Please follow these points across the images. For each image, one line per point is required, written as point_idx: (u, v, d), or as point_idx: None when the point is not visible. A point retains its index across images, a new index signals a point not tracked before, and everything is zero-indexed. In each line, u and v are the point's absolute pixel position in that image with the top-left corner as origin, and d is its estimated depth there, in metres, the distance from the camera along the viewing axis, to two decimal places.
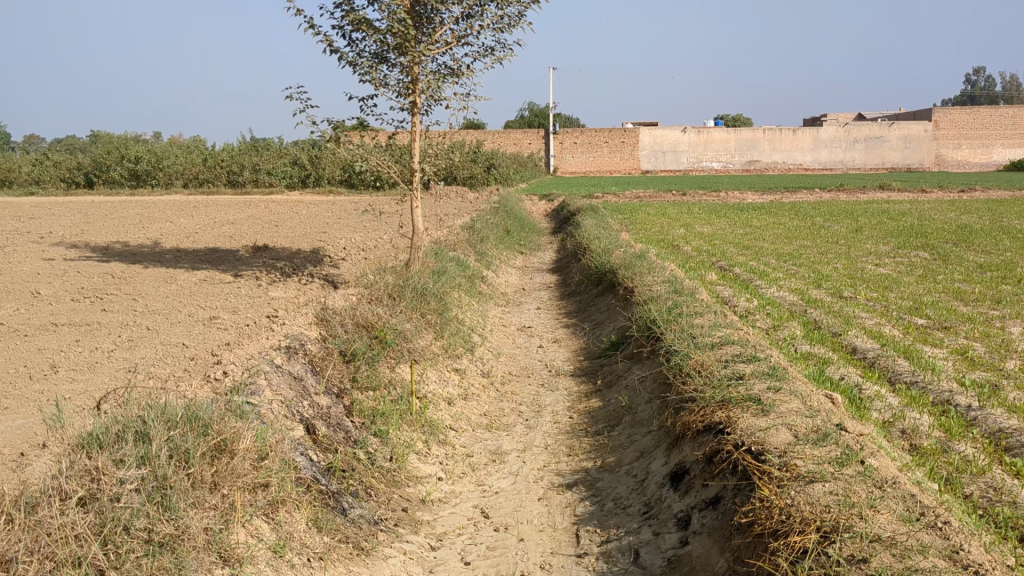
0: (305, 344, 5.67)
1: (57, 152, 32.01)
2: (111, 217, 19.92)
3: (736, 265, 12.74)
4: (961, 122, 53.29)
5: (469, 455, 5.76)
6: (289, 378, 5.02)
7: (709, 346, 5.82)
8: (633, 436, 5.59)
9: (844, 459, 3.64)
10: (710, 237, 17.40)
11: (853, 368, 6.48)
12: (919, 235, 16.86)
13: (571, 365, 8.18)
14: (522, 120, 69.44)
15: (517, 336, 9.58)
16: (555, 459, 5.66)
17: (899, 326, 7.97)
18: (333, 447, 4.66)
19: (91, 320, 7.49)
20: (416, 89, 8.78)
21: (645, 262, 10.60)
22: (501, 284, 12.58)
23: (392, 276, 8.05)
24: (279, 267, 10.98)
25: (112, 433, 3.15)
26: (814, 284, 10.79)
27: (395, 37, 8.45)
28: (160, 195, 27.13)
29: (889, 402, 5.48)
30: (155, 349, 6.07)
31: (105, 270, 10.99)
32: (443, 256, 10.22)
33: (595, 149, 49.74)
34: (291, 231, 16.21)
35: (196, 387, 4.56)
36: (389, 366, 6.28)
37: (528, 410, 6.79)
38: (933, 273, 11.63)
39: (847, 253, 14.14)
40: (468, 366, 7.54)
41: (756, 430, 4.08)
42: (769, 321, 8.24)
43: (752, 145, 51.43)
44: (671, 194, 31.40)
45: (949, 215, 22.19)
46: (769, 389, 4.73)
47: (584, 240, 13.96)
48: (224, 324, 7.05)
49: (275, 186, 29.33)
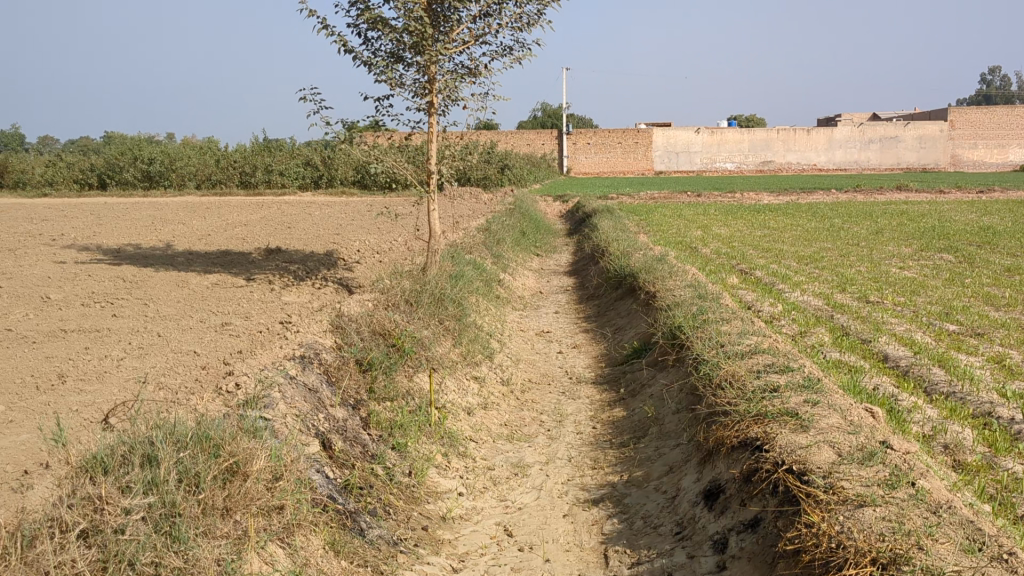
0: (320, 353, 5.48)
1: (70, 153, 32.02)
2: (122, 218, 19.81)
3: (757, 268, 12.51)
4: (977, 121, 52.82)
5: (491, 468, 5.55)
6: (303, 390, 4.83)
7: (739, 355, 5.60)
8: (661, 449, 5.37)
9: (894, 482, 3.42)
10: (728, 238, 17.17)
11: (887, 377, 6.24)
12: (940, 237, 16.59)
13: (592, 372, 7.97)
14: (535, 121, 69.25)
15: (536, 341, 9.37)
16: (579, 472, 5.45)
17: (930, 333, 7.72)
18: (349, 462, 4.47)
19: (101, 326, 7.33)
20: (433, 89, 8.59)
21: (665, 265, 10.39)
22: (518, 286, 12.39)
23: (408, 280, 7.86)
24: (292, 271, 10.82)
25: (117, 456, 2.96)
26: (839, 287, 10.56)
27: (411, 36, 8.27)
28: (173, 196, 27.04)
29: (928, 414, 5.24)
30: (166, 358, 5.90)
31: (116, 273, 10.85)
32: (460, 259, 10.02)
33: (608, 150, 49.49)
34: (304, 233, 16.05)
35: (207, 400, 4.37)
36: (408, 374, 6.09)
37: (550, 420, 6.59)
38: (959, 276, 11.38)
39: (869, 256, 13.88)
40: (488, 374, 7.34)
41: (797, 448, 3.86)
42: (796, 327, 8.02)
43: (767, 145, 51.11)
44: (686, 195, 31.14)
45: (970, 216, 21.85)
46: (806, 403, 4.51)
47: (602, 243, 13.75)
48: (236, 331, 6.88)
49: (288, 188, 29.23)
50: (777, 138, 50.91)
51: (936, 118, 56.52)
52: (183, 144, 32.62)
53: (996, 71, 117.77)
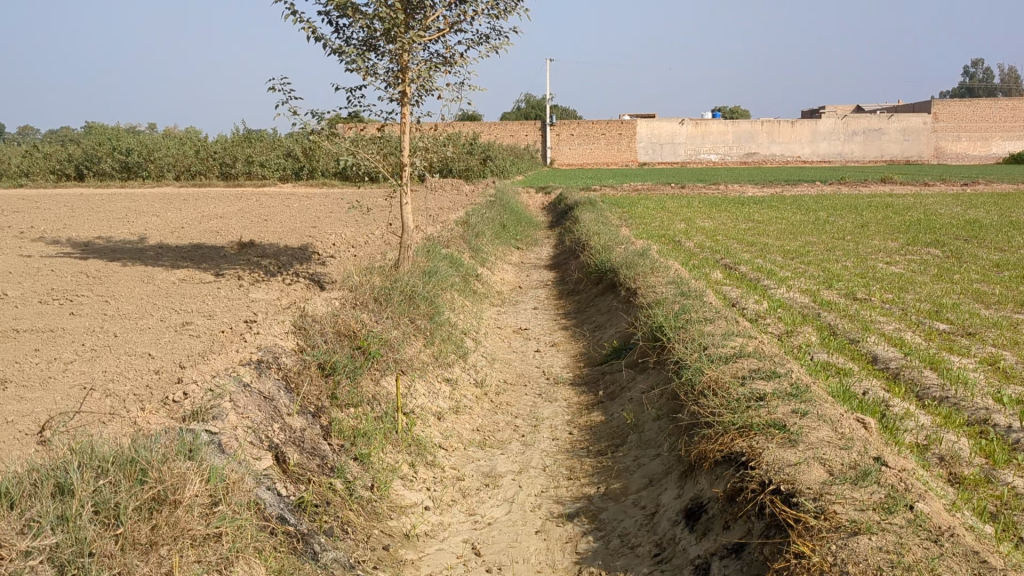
0: (280, 357, 5.16)
1: (48, 143, 31.54)
2: (96, 210, 19.39)
3: (742, 263, 12.24)
4: (961, 114, 52.84)
5: (460, 478, 5.25)
6: (258, 399, 4.51)
7: (723, 359, 5.31)
8: (641, 459, 5.09)
9: (891, 505, 3.14)
10: (713, 231, 16.95)
11: (878, 381, 5.98)
12: (928, 231, 16.39)
13: (571, 372, 7.68)
14: (518, 112, 68.89)
15: (513, 339, 9.07)
16: (554, 483, 5.15)
17: (921, 332, 7.47)
18: (305, 477, 4.16)
19: (55, 326, 6.98)
20: (406, 78, 8.25)
21: (647, 260, 10.10)
22: (497, 281, 12.09)
23: (379, 278, 7.54)
24: (263, 265, 10.46)
25: (26, 486, 2.68)
26: (825, 283, 10.30)
27: (383, 23, 7.94)
28: (151, 188, 26.60)
29: (922, 422, 4.97)
30: (118, 361, 5.55)
31: (80, 268, 10.46)
32: (435, 254, 9.71)
33: (592, 141, 49.21)
34: (281, 225, 15.69)
35: (150, 412, 4.04)
36: (373, 379, 5.77)
37: (524, 424, 6.29)
38: (947, 271, 11.18)
39: (855, 250, 13.64)
40: (461, 375, 7.03)
41: (785, 465, 3.57)
42: (782, 326, 7.76)
43: (751, 136, 50.92)
44: (670, 186, 30.88)
45: (956, 209, 21.69)
46: (794, 413, 4.22)
47: (583, 237, 13.46)
48: (196, 331, 6.53)
49: (268, 179, 28.81)
50: (761, 130, 50.73)
51: (920, 110, 56.53)
52: (163, 135, 32.16)
53: (978, 64, 118.29)
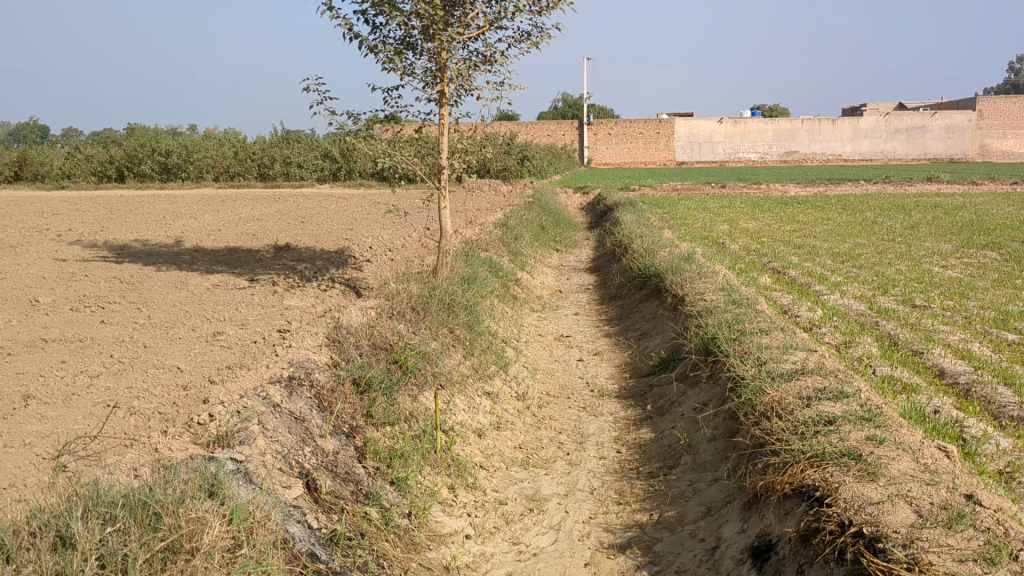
0: (312, 373, 4.89)
1: (90, 145, 31.74)
2: (134, 212, 19.38)
3: (790, 267, 11.81)
4: (1007, 111, 51.63)
5: (502, 502, 4.93)
6: (288, 420, 4.24)
7: (784, 377, 4.95)
8: (697, 485, 4.75)
9: (991, 556, 2.79)
10: (757, 233, 16.52)
11: (948, 398, 5.56)
12: (982, 233, 15.80)
13: (616, 383, 7.35)
14: (556, 110, 68.44)
15: (555, 347, 8.76)
16: (603, 509, 4.82)
17: (988, 343, 7.04)
18: (338, 506, 3.88)
19: (84, 335, 6.77)
20: (445, 78, 7.96)
21: (693, 264, 9.73)
22: (536, 285, 11.80)
23: (416, 285, 7.26)
24: (298, 270, 10.23)
25: (24, 538, 2.47)
26: (880, 288, 9.86)
27: (421, 20, 7.64)
28: (190, 189, 26.63)
29: (1003, 445, 4.57)
30: (144, 375, 5.30)
31: (114, 273, 10.29)
32: (474, 258, 9.41)
33: (630, 140, 48.74)
34: (317, 228, 15.49)
35: (172, 438, 3.77)
36: (411, 395, 5.48)
37: (569, 441, 5.97)
38: (1008, 276, 10.65)
39: (908, 254, 13.13)
40: (502, 388, 6.72)
41: (865, 503, 3.23)
42: (839, 336, 7.35)
43: (791, 135, 50.11)
44: (710, 186, 30.29)
45: (1008, 208, 21.02)
46: (868, 441, 3.86)
47: (624, 239, 13.12)
48: (228, 341, 6.28)
49: (306, 180, 28.73)
50: (801, 128, 49.88)
51: (965, 107, 55.29)
52: (204, 137, 32.18)
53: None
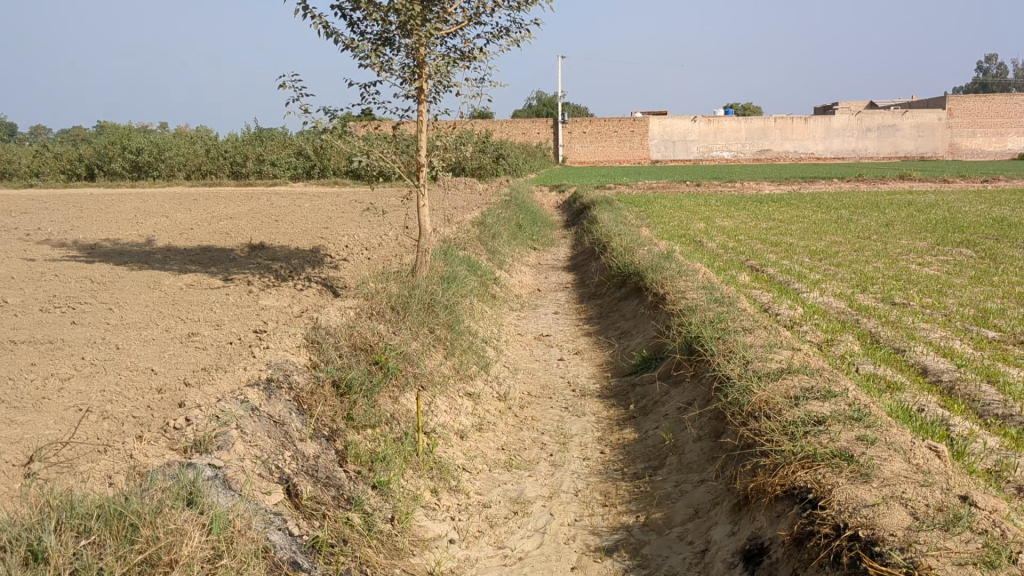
0: (291, 375, 4.79)
1: (59, 142, 31.23)
2: (105, 211, 19.08)
3: (769, 265, 11.81)
4: (976, 110, 52.15)
5: (486, 505, 4.84)
6: (267, 424, 4.13)
7: (771, 376, 4.90)
8: (684, 486, 4.69)
9: (991, 559, 2.75)
10: (733, 231, 16.53)
11: (933, 396, 5.54)
12: (956, 230, 15.89)
13: (598, 382, 7.29)
14: (531, 109, 68.33)
15: (534, 346, 8.68)
16: (589, 511, 4.75)
17: (970, 341, 7.03)
18: (320, 512, 3.77)
19: (54, 337, 6.59)
20: (423, 74, 7.85)
21: (673, 263, 9.68)
22: (515, 284, 11.72)
23: (395, 285, 7.15)
24: (274, 269, 10.08)
25: None
26: (859, 286, 9.87)
27: (399, 16, 7.53)
28: (162, 188, 26.27)
29: (990, 444, 4.53)
30: (117, 378, 5.16)
31: (85, 273, 10.08)
32: (453, 257, 9.31)
33: (605, 139, 48.76)
34: (291, 226, 15.31)
35: (147, 444, 3.64)
36: (392, 397, 5.38)
37: (552, 441, 5.89)
38: (984, 273, 10.69)
39: (884, 252, 13.16)
40: (483, 389, 6.64)
41: (860, 506, 3.18)
42: (821, 335, 7.32)
43: (764, 133, 50.35)
44: (685, 185, 30.25)
45: (980, 206, 21.18)
46: (859, 441, 3.81)
47: (603, 237, 13.06)
48: (203, 343, 6.15)
49: (280, 178, 28.44)
50: (774, 126, 50.12)
51: (935, 106, 55.75)
52: (176, 135, 31.78)
53: (992, 60, 117.31)
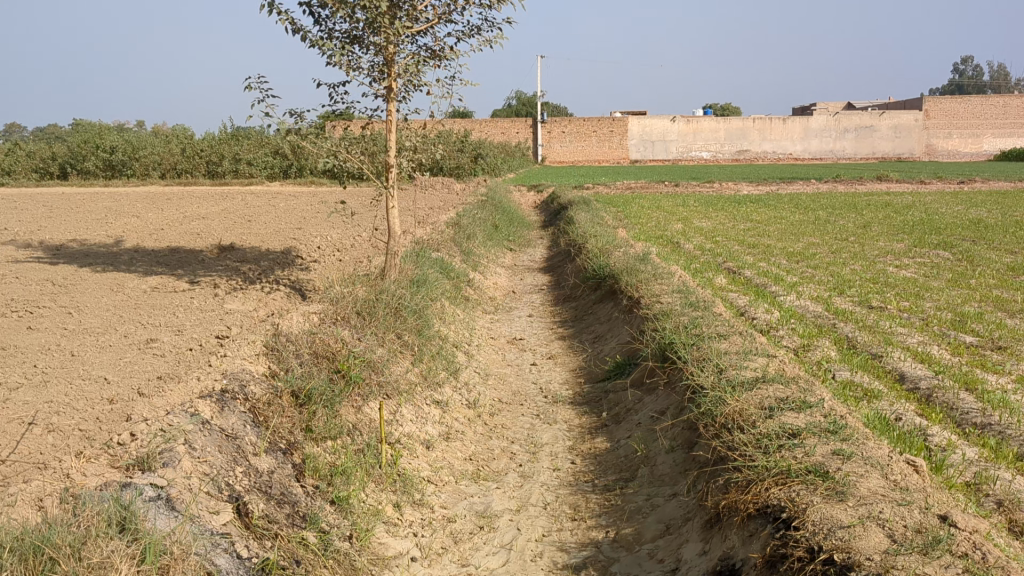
0: (247, 386, 4.60)
1: (32, 141, 30.74)
2: (74, 210, 18.72)
3: (746, 266, 11.69)
4: (952, 111, 52.47)
5: (451, 520, 4.66)
6: (218, 438, 3.94)
7: (745, 384, 4.75)
8: (655, 500, 4.54)
9: None
10: (711, 232, 16.44)
11: (910, 404, 5.41)
12: (933, 232, 15.87)
13: (571, 388, 7.13)
14: (511, 109, 68.13)
15: (507, 350, 8.52)
16: (557, 526, 4.59)
17: (947, 346, 6.93)
18: (271, 533, 3.57)
19: (7, 343, 6.35)
20: (392, 73, 7.67)
21: (649, 265, 9.55)
22: (489, 286, 11.55)
23: (363, 289, 6.96)
24: (242, 272, 9.86)
25: None
26: (836, 289, 9.77)
27: (366, 13, 7.33)
28: (136, 186, 25.89)
29: (969, 455, 4.40)
30: (67, 386, 4.93)
31: (47, 275, 9.80)
32: (424, 259, 9.13)
33: (584, 139, 48.67)
34: (264, 227, 15.05)
35: (87, 462, 3.44)
36: (354, 407, 5.20)
37: (522, 451, 5.72)
38: (961, 276, 10.63)
39: (861, 253, 13.09)
40: (452, 396, 6.46)
41: (836, 527, 3.03)
42: (797, 340, 7.21)
43: (743, 134, 50.43)
44: (664, 185, 30.17)
45: (957, 207, 21.18)
46: (835, 455, 3.66)
47: (579, 238, 12.91)
48: (161, 349, 5.93)
49: (256, 177, 28.11)
50: (753, 127, 50.21)
51: (912, 107, 56.02)
52: (151, 133, 31.37)
53: (967, 62, 118.27)
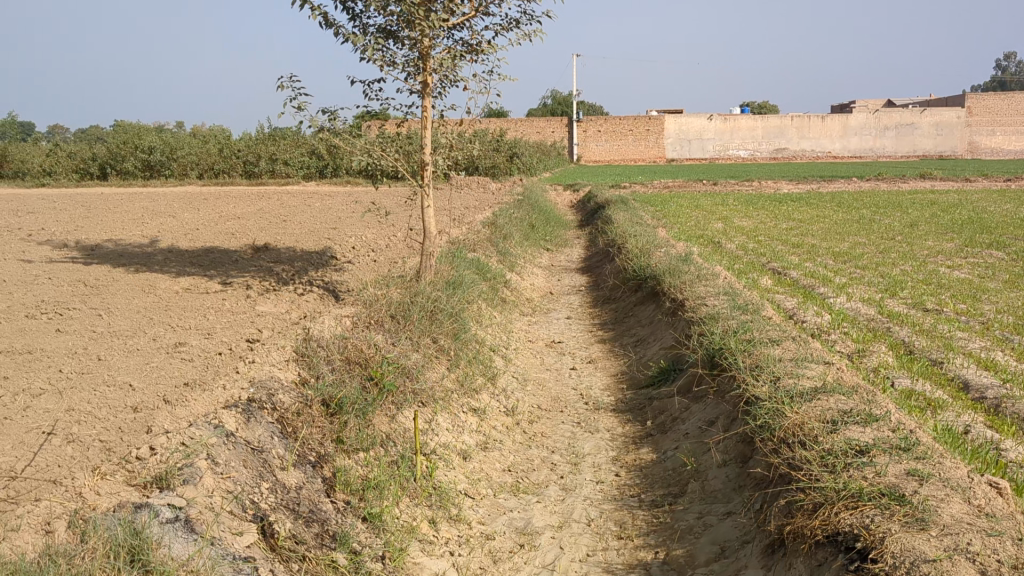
0: (275, 395, 4.37)
1: (73, 141, 30.97)
2: (112, 210, 18.75)
3: (790, 267, 11.31)
4: (996, 108, 51.32)
5: (489, 537, 4.40)
6: (243, 452, 3.72)
7: (803, 395, 4.45)
8: (708, 519, 4.25)
9: None
10: (752, 231, 16.06)
11: (978, 415, 5.05)
12: (983, 231, 15.34)
13: (613, 394, 6.85)
14: (545, 109, 67.85)
15: (545, 354, 8.25)
16: (602, 544, 4.31)
17: (1012, 352, 6.55)
18: (298, 554, 3.33)
19: (34, 346, 6.18)
20: (427, 68, 7.42)
21: (692, 265, 9.23)
22: (526, 287, 11.29)
23: (397, 290, 6.73)
24: (276, 273, 9.67)
25: None
26: (888, 291, 9.38)
27: (401, 6, 7.10)
28: (174, 187, 25.99)
29: None
30: (90, 393, 4.72)
31: (80, 276, 9.68)
32: (460, 260, 8.90)
33: (620, 138, 48.27)
34: (300, 227, 14.94)
35: (102, 478, 3.21)
36: (388, 416, 4.95)
37: (562, 461, 5.45)
38: (1018, 277, 10.18)
39: (910, 253, 12.64)
40: (489, 403, 6.20)
41: (919, 560, 2.73)
42: (851, 344, 6.86)
43: (781, 132, 49.71)
44: (702, 184, 29.71)
45: (1005, 206, 20.53)
46: (910, 476, 3.35)
47: (618, 238, 12.60)
48: (189, 354, 5.72)
49: (292, 177, 28.07)
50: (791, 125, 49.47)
51: (955, 103, 54.83)
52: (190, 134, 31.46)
53: (1011, 58, 115.96)
